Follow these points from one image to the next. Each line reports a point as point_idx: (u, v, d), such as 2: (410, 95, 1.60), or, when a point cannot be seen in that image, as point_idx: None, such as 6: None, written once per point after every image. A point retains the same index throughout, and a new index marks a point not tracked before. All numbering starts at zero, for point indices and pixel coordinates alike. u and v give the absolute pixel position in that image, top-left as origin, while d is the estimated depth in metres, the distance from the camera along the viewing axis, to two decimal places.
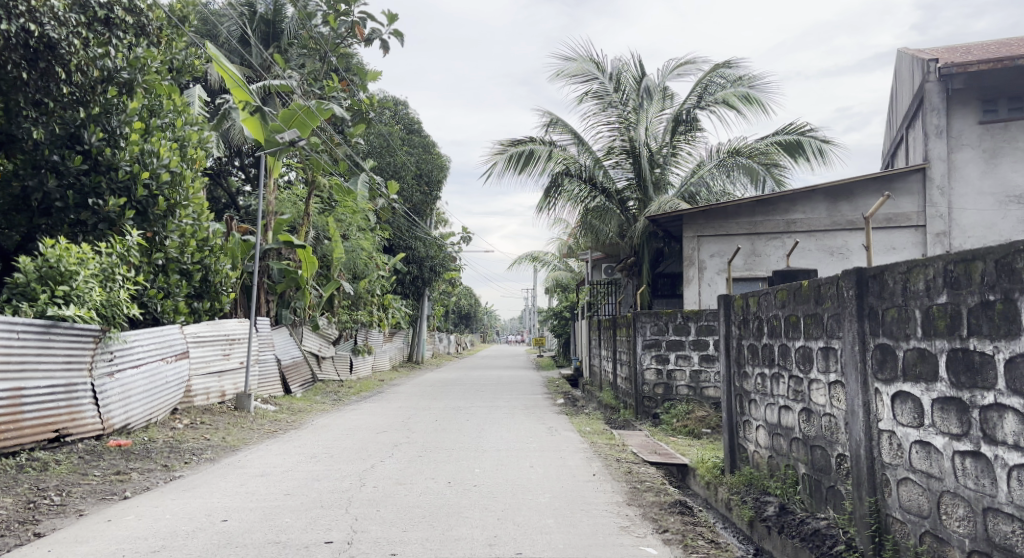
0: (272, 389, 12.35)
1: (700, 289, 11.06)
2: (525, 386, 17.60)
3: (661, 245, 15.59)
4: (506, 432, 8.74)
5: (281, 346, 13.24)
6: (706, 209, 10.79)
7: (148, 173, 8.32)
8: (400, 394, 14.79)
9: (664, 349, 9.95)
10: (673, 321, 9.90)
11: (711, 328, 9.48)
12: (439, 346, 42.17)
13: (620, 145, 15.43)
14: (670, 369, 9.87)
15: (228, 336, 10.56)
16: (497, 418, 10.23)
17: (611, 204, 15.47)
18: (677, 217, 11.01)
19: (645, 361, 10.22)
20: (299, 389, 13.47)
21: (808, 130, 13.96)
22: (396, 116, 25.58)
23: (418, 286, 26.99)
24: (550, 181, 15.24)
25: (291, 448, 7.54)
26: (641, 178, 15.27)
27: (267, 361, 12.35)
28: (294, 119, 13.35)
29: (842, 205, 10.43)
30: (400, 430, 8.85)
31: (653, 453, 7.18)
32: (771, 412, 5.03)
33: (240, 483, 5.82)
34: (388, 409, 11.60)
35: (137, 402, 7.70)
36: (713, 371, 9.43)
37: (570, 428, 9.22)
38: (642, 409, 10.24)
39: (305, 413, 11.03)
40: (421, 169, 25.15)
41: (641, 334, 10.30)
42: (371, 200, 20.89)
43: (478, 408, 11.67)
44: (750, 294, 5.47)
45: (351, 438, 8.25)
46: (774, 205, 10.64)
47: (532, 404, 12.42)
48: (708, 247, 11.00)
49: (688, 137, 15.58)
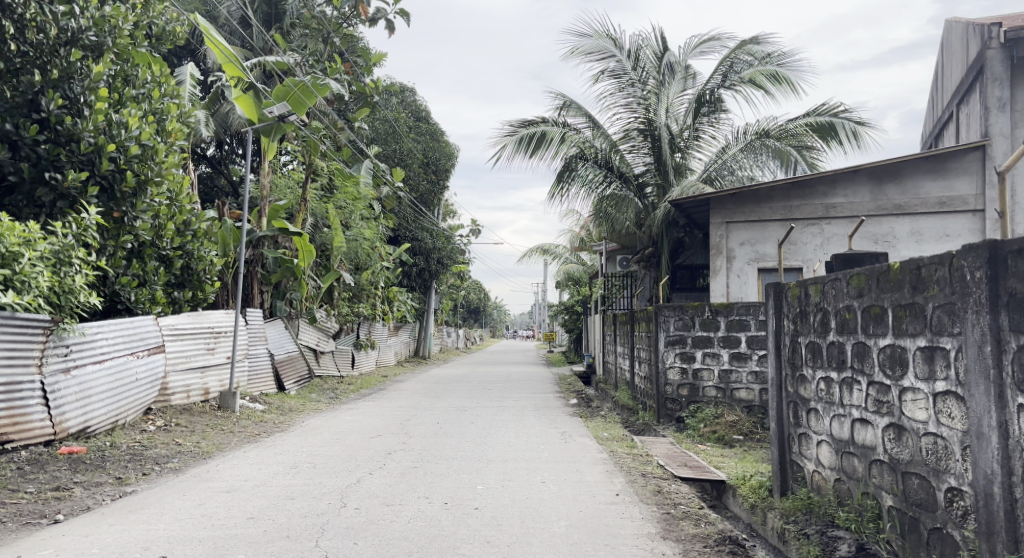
0: (264, 386, 11.50)
1: (729, 280, 10.09)
2: (535, 383, 16.69)
3: (681, 234, 14.70)
4: (514, 438, 7.83)
5: (274, 340, 12.38)
6: (736, 193, 9.80)
7: (115, 146, 7.41)
8: (403, 391, 13.90)
9: (689, 346, 9.03)
10: (700, 315, 8.95)
11: (744, 323, 8.52)
12: (447, 341, 41.45)
13: (638, 128, 14.47)
14: (696, 368, 8.94)
15: (213, 329, 9.75)
16: (505, 421, 9.33)
17: (628, 190, 14.51)
18: (702, 201, 10.05)
19: (668, 360, 9.28)
20: (294, 386, 12.63)
21: (842, 110, 12.92)
22: (403, 103, 24.69)
23: (425, 278, 26.12)
24: (563, 165, 14.23)
25: (270, 457, 6.65)
26: (661, 162, 14.38)
27: (258, 355, 11.53)
28: (290, 97, 12.46)
29: (888, 186, 9.34)
30: (397, 434, 7.95)
31: (683, 466, 6.24)
32: (840, 425, 4.07)
33: (200, 501, 4.93)
34: (387, 409, 10.72)
35: (101, 402, 6.85)
36: (746, 371, 8.48)
37: (586, 433, 8.29)
38: (664, 412, 9.31)
39: (297, 412, 10.18)
40: (429, 157, 24.27)
41: (664, 330, 9.35)
42: (375, 188, 20.03)
43: (484, 408, 10.78)
44: (810, 281, 4.52)
45: (340, 444, 7.36)
46: (812, 187, 9.64)
47: (543, 404, 11.51)
48: (737, 234, 10.03)
49: (711, 120, 14.62)
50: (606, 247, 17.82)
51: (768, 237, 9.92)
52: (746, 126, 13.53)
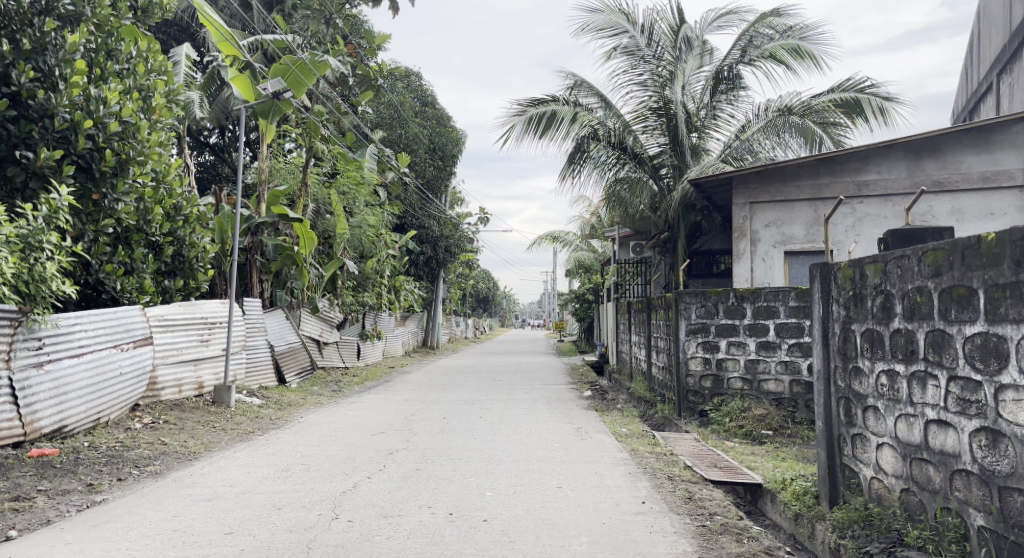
0: (263, 379, 11.01)
1: (753, 264, 9.46)
2: (547, 374, 16.14)
3: (698, 218, 14.06)
4: (525, 435, 7.28)
5: (274, 331, 11.88)
6: (760, 171, 9.13)
7: (93, 122, 6.88)
8: (409, 384, 13.37)
9: (712, 335, 8.44)
10: (724, 302, 8.35)
11: (772, 310, 7.91)
12: (455, 330, 40.87)
13: (653, 106, 13.79)
14: (720, 359, 8.35)
15: (206, 319, 9.24)
16: (516, 416, 8.77)
17: (643, 172, 13.86)
18: (724, 180, 9.40)
19: (689, 349, 8.69)
20: (296, 378, 12.13)
21: (869, 85, 12.21)
22: (408, 87, 24.07)
23: (433, 267, 25.54)
24: (574, 146, 13.61)
25: (262, 458, 6.13)
26: (677, 142, 13.72)
27: (257, 347, 11.03)
28: (287, 76, 11.88)
29: (927, 161, 8.62)
30: (399, 432, 7.41)
31: (712, 467, 5.66)
32: (908, 427, 3.44)
33: (176, 512, 4.40)
34: (392, 403, 10.20)
35: (79, 399, 6.35)
36: (774, 361, 7.89)
37: (603, 428, 7.73)
38: (685, 405, 8.73)
39: (296, 406, 9.68)
40: (435, 143, 23.64)
41: (685, 318, 8.76)
42: (380, 173, 19.49)
43: (494, 401, 10.24)
44: (869, 260, 3.88)
45: (338, 442, 6.82)
46: (843, 163, 8.95)
47: (556, 397, 10.95)
48: (762, 215, 9.39)
49: (730, 97, 13.90)
50: (618, 233, 17.20)
51: (795, 218, 9.27)
52: (767, 103, 12.78)
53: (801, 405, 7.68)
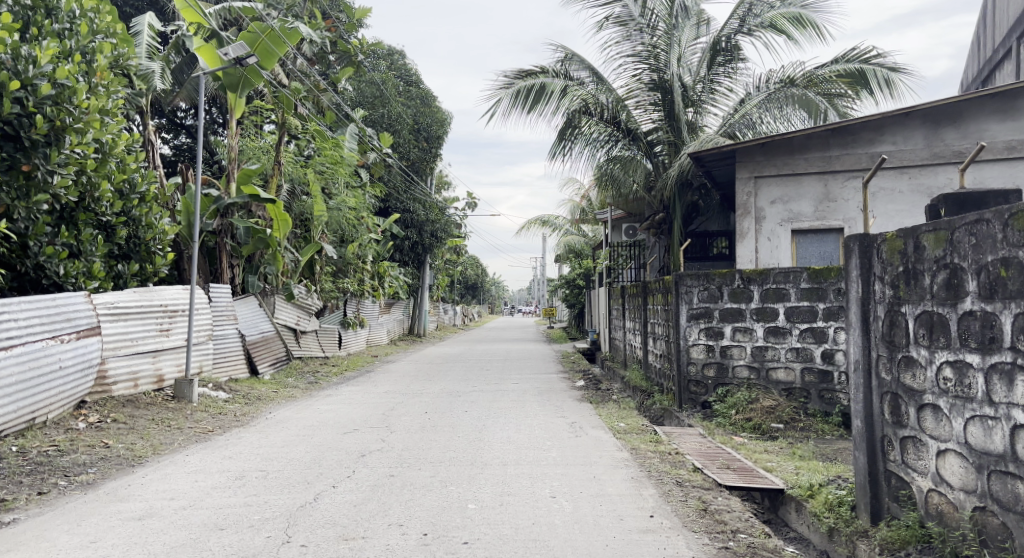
0: (232, 371, 10.25)
1: (757, 244, 8.80)
2: (536, 362, 15.51)
3: (695, 198, 13.39)
4: (513, 432, 6.60)
5: (245, 319, 11.12)
6: (766, 142, 8.46)
7: (21, 84, 6.07)
8: (391, 374, 12.66)
9: (716, 320, 7.81)
10: (728, 284, 7.72)
11: (782, 293, 7.29)
12: (443, 318, 40.11)
13: (648, 80, 13.07)
14: (724, 346, 7.72)
15: (166, 307, 8.45)
16: (504, 409, 8.10)
17: (637, 149, 13.23)
18: (726, 153, 8.74)
19: (691, 336, 8.06)
20: (269, 369, 11.39)
21: (874, 56, 11.54)
22: (391, 67, 23.20)
23: (418, 253, 24.70)
24: (565, 121, 12.83)
25: (216, 462, 5.41)
26: (673, 117, 13.03)
27: (226, 337, 10.28)
28: (257, 45, 11.01)
29: (946, 131, 7.96)
30: (375, 430, 6.71)
31: (725, 469, 5.02)
32: (985, 432, 2.74)
33: (97, 534, 3.69)
34: (371, 396, 9.50)
35: (9, 398, 5.61)
36: (784, 348, 7.26)
37: (599, 423, 7.06)
38: (686, 397, 8.10)
39: (266, 400, 8.96)
40: (420, 123, 22.79)
41: (685, 302, 8.12)
42: (361, 154, 18.75)
43: (481, 393, 9.56)
44: (926, 228, 3.16)
45: (304, 443, 6.12)
46: (855, 134, 8.31)
47: (547, 387, 10.30)
48: (767, 191, 8.74)
49: (728, 70, 13.11)
50: (610, 215, 16.50)
51: (804, 193, 8.61)
52: (768, 74, 12.06)
53: (814, 395, 7.02)
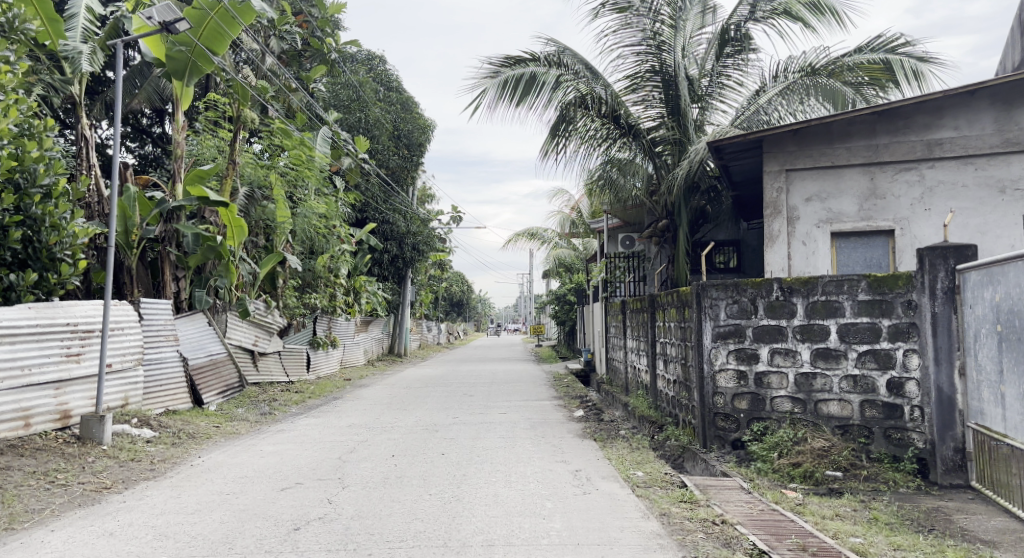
0: (169, 401, 8.65)
1: (791, 249, 7.45)
2: (527, 386, 13.96)
3: (702, 203, 12.04)
4: (501, 488, 5.09)
5: (188, 340, 9.54)
6: (800, 127, 7.15)
7: None
8: (362, 402, 11.08)
9: (748, 342, 6.43)
10: (764, 296, 6.34)
11: (834, 307, 5.91)
12: (427, 336, 38.40)
13: (650, 73, 11.74)
14: (759, 373, 6.33)
15: (74, 326, 6.80)
16: (489, 451, 6.59)
17: (638, 149, 11.87)
18: (752, 140, 7.41)
19: (718, 360, 6.62)
20: (217, 399, 9.76)
21: (905, 43, 10.26)
22: (370, 70, 21.92)
23: (398, 268, 23.10)
24: (558, 116, 11.34)
25: (85, 545, 3.84)
26: (679, 112, 11.72)
27: (163, 361, 8.71)
28: (206, 25, 9.48)
29: (1019, 112, 6.67)
30: (322, 485, 5.17)
31: (803, 551, 3.58)
32: None
33: None
34: (330, 432, 7.94)
35: None
36: (836, 377, 5.86)
37: (610, 472, 5.57)
38: (712, 435, 6.65)
39: (201, 438, 7.36)
40: (400, 129, 21.42)
41: (709, 319, 6.69)
42: (335, 159, 17.33)
43: (462, 428, 8.03)
44: None
45: (222, 509, 4.56)
46: (908, 118, 7.00)
47: (541, 419, 8.78)
48: (800, 186, 7.42)
49: (738, 61, 11.83)
50: (606, 224, 15.13)
51: (845, 189, 7.29)
52: (786, 62, 10.74)
53: (877, 435, 5.60)
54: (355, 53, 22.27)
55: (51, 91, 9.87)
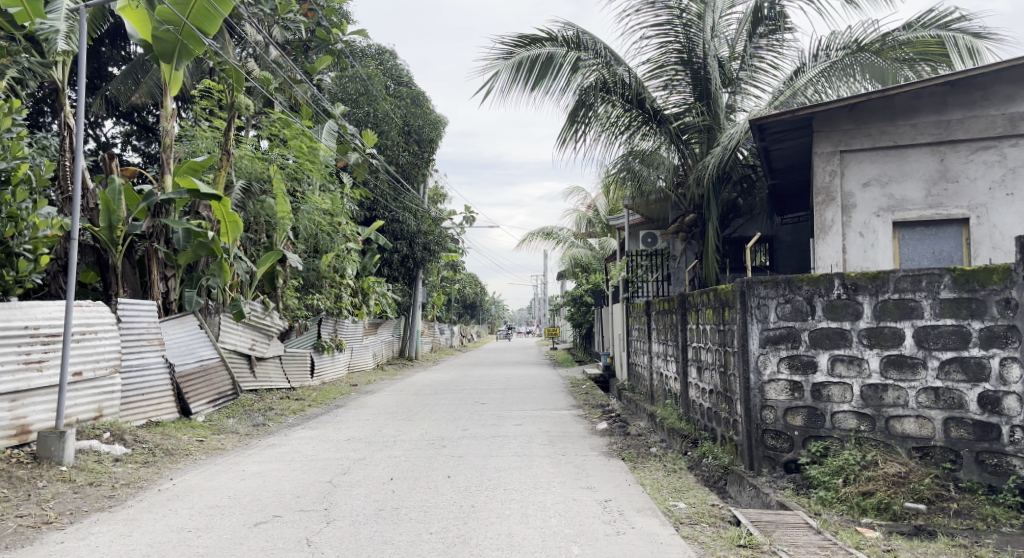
0: (152, 412, 7.89)
1: (846, 241, 6.54)
2: (543, 392, 13.07)
3: (733, 196, 11.14)
4: (516, 524, 4.21)
5: (175, 345, 8.81)
6: (858, 102, 6.25)
7: None
8: (365, 411, 10.26)
9: (803, 348, 5.53)
10: (823, 295, 5.44)
11: (910, 307, 4.99)
12: (439, 339, 37.58)
13: (676, 54, 10.78)
14: (817, 383, 5.43)
15: (33, 331, 6.03)
16: (502, 473, 5.72)
17: (663, 137, 10.98)
18: (801, 118, 6.53)
19: (768, 369, 5.74)
20: (208, 408, 9.01)
21: (963, 16, 9.24)
22: (380, 65, 21.20)
23: (410, 269, 22.21)
24: (577, 101, 10.42)
25: None
26: (708, 97, 10.79)
27: (146, 367, 7.95)
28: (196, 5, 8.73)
29: None
30: (303, 520, 4.33)
31: None
32: None
33: None
34: (325, 447, 7.11)
35: None
36: (913, 390, 4.94)
37: (645, 504, 4.68)
38: (760, 455, 5.77)
39: (180, 454, 6.57)
40: (410, 124, 20.66)
41: (757, 321, 5.82)
42: (342, 154, 16.61)
43: (472, 443, 7.18)
44: None
45: (175, 553, 3.72)
46: (985, 89, 6.07)
47: (560, 432, 7.90)
48: (856, 169, 6.52)
49: (772, 42, 10.89)
50: (626, 220, 14.25)
51: (909, 171, 6.38)
52: (829, 39, 9.79)
53: (967, 460, 4.66)
54: (365, 47, 21.57)
55: (27, 74, 9.10)
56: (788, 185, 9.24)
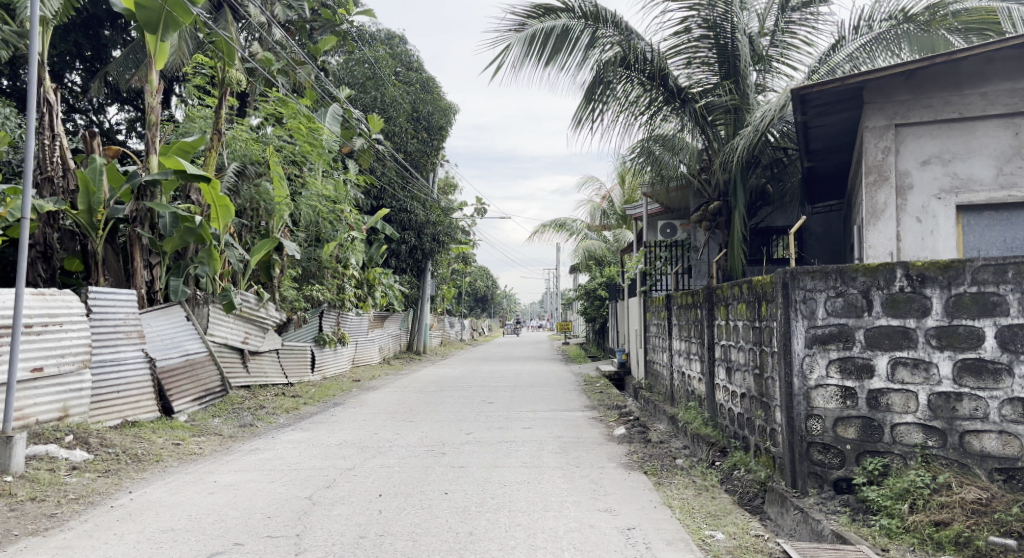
0: (129, 411, 7.27)
1: (901, 227, 5.74)
2: (555, 391, 12.33)
3: (761, 181, 10.33)
4: None
5: (157, 338, 8.18)
6: (919, 68, 5.42)
7: None
8: (364, 410, 9.58)
9: (858, 349, 4.75)
10: (882, 288, 4.63)
11: (992, 303, 4.14)
12: (449, 332, 36.93)
13: (702, 28, 9.80)
14: (874, 390, 4.64)
15: None
16: (507, 490, 4.99)
17: (686, 117, 10.17)
18: (851, 88, 5.71)
19: (815, 373, 4.98)
20: (193, 406, 8.38)
21: None
22: (389, 49, 20.50)
23: (418, 260, 21.26)
24: (594, 78, 9.62)
25: None
26: (737, 73, 9.91)
27: (123, 362, 7.33)
28: None
29: None
30: (268, 551, 3.64)
31: None
32: None
33: None
34: (314, 454, 6.42)
35: None
36: (994, 401, 4.12)
37: (676, 535, 3.94)
38: (805, 472, 5.01)
39: (152, 460, 5.92)
40: (419, 110, 19.96)
41: (803, 318, 5.05)
42: (346, 139, 15.95)
43: (475, 451, 6.47)
44: None
45: None
46: None
47: (574, 439, 7.18)
48: (913, 146, 5.70)
49: (806, 15, 9.92)
50: (644, 209, 13.47)
51: (977, 147, 5.56)
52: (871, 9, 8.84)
53: None
54: (374, 31, 20.90)
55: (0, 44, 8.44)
56: (824, 168, 8.44)
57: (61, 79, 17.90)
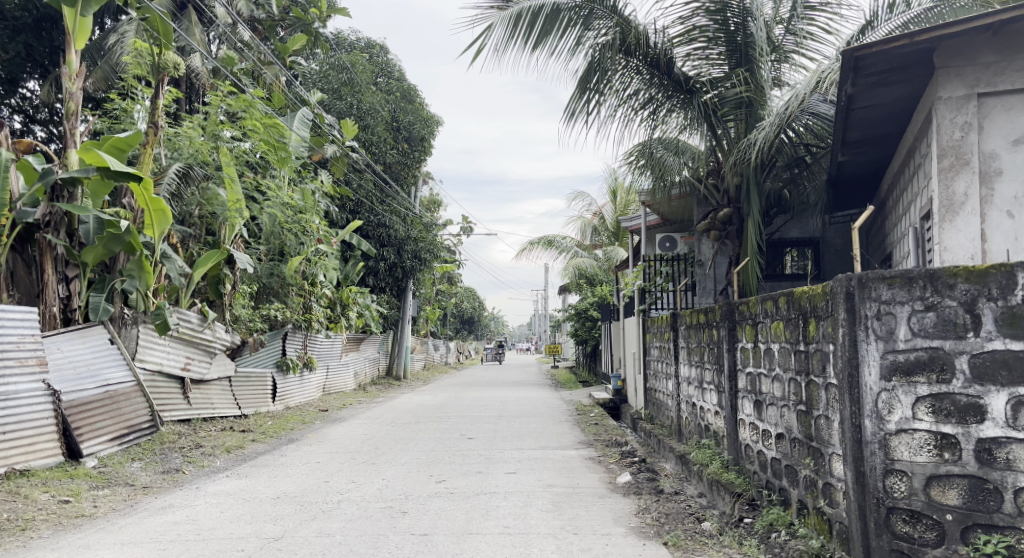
0: (19, 456, 5.83)
1: (986, 222, 4.58)
2: (545, 424, 10.95)
3: (777, 186, 9.17)
4: None
5: (70, 368, 6.81)
6: (1011, 19, 4.24)
7: None
8: (321, 449, 8.17)
9: (961, 381, 3.21)
10: (997, 296, 3.15)
11: None
12: (433, 355, 35.28)
13: (711, 12, 8.59)
14: (989, 441, 3.11)
15: None
16: None
17: (693, 112, 8.99)
18: (917, 51, 4.55)
19: (896, 414, 3.41)
20: (112, 447, 6.96)
21: None
22: (368, 57, 19.40)
23: (398, 279, 19.95)
24: (589, 65, 8.42)
25: None
26: (750, 63, 8.74)
27: (15, 395, 5.90)
28: None
29: None
30: None
31: None
32: None
33: None
34: (239, 514, 5.02)
35: None
36: None
37: None
38: (882, 552, 3.41)
39: (15, 528, 4.48)
40: (398, 120, 18.80)
41: (876, 338, 3.49)
42: (318, 147, 14.74)
43: (446, 508, 5.11)
44: None
45: None
46: None
47: (570, 490, 5.84)
48: (1001, 121, 4.61)
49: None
50: (643, 220, 12.28)
51: None
52: None
53: None
54: (354, 39, 19.82)
55: None
56: (856, 165, 7.28)
57: (15, 85, 16.49)
